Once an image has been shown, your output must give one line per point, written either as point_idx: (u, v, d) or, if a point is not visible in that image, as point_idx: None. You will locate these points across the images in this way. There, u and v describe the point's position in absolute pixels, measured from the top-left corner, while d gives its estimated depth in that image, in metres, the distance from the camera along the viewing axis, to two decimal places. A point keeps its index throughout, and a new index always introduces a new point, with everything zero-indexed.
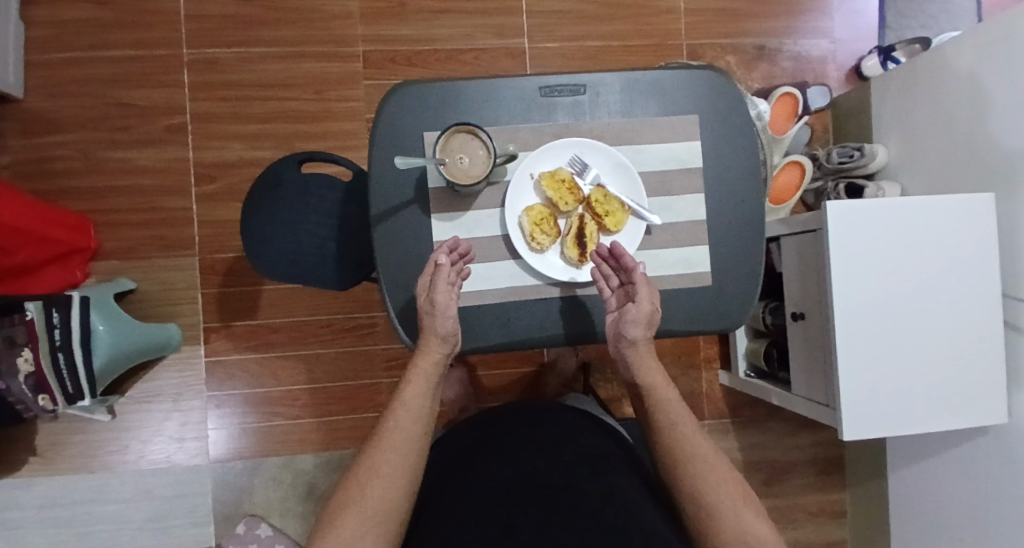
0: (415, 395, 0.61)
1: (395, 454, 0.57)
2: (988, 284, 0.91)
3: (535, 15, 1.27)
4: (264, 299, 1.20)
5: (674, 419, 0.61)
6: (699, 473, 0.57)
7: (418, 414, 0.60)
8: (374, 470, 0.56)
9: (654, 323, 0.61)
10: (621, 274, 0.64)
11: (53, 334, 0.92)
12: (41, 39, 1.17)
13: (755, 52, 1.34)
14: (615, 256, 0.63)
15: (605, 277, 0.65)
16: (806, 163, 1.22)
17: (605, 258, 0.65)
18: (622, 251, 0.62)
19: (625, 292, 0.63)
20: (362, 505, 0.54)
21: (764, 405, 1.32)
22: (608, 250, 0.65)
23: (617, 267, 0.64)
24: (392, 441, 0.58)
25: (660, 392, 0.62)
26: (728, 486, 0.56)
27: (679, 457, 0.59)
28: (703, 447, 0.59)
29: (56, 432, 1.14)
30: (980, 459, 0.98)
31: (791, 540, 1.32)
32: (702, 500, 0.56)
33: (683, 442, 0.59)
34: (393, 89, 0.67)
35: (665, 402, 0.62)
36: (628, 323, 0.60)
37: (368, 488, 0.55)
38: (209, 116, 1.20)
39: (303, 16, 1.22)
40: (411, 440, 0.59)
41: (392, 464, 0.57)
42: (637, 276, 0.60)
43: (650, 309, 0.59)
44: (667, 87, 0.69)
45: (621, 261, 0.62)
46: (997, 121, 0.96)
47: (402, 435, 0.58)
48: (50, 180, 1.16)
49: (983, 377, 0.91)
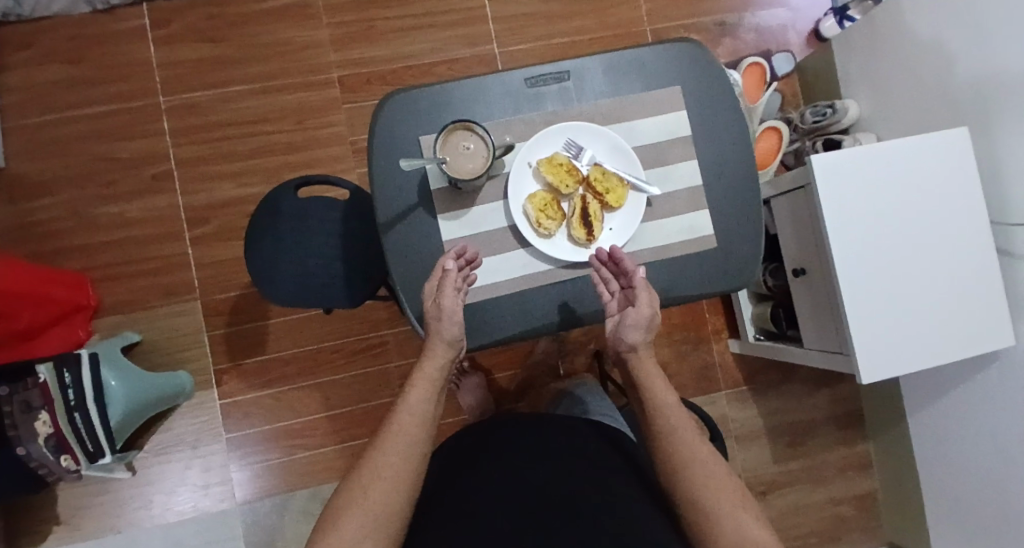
0: (420, 399, 0.59)
1: (398, 456, 0.55)
2: (979, 213, 0.94)
3: (501, 21, 1.30)
4: (271, 333, 1.19)
5: (673, 423, 0.60)
6: (698, 479, 0.56)
7: (422, 418, 0.58)
8: (377, 472, 0.54)
9: (654, 327, 0.63)
10: (622, 278, 0.65)
11: (66, 392, 0.92)
12: (15, 104, 1.16)
13: (717, 28, 1.38)
14: (614, 259, 0.64)
15: (605, 281, 0.66)
16: (782, 128, 1.26)
17: (604, 262, 0.65)
18: (621, 255, 0.62)
19: (626, 296, 0.64)
20: (363, 507, 0.52)
21: (776, 368, 1.34)
22: (606, 254, 0.65)
23: (617, 271, 0.65)
24: (396, 442, 0.56)
25: (658, 396, 0.62)
26: (726, 492, 0.55)
27: (676, 461, 0.58)
28: (701, 451, 0.58)
29: (77, 496, 1.11)
30: (994, 387, 1.01)
31: (823, 498, 1.33)
32: (700, 506, 0.55)
33: (680, 446, 0.58)
34: (384, 99, 0.68)
35: (665, 406, 0.62)
36: (628, 328, 0.62)
37: (370, 489, 0.53)
38: (193, 159, 1.20)
39: (275, 50, 1.23)
40: (415, 443, 0.57)
41: (396, 467, 0.55)
42: (637, 280, 0.62)
43: (650, 313, 0.61)
44: (647, 64, 0.72)
45: (621, 265, 0.63)
46: (961, 61, 1.02)
47: (406, 438, 0.57)
48: (40, 243, 1.15)
49: (988, 304, 0.93)
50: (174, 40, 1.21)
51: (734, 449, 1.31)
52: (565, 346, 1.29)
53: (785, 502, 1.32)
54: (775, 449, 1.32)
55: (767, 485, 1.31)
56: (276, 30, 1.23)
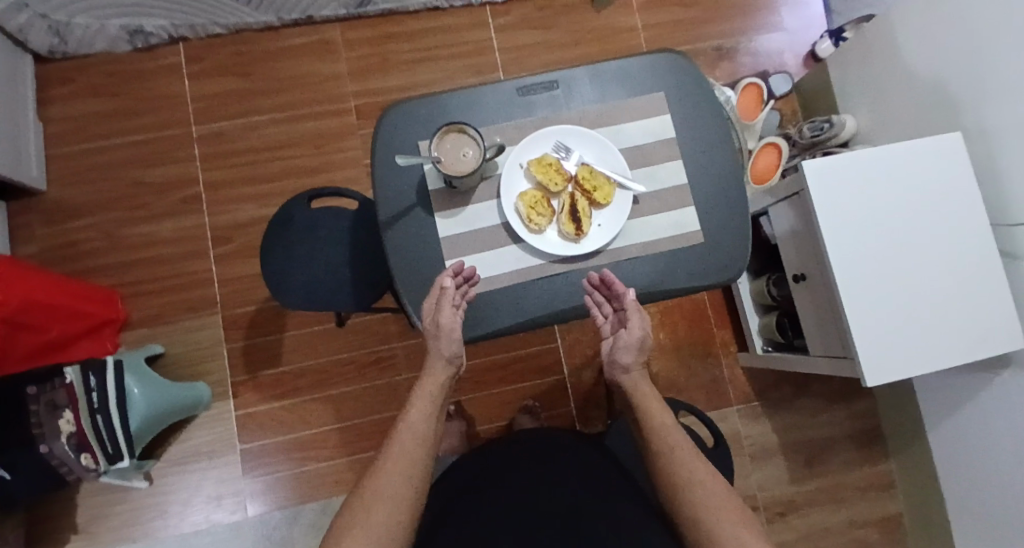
0: (420, 417, 0.63)
1: (399, 475, 0.58)
2: (979, 214, 0.94)
3: (507, 52, 1.39)
4: (286, 346, 1.24)
5: (669, 443, 0.62)
6: (697, 498, 0.56)
7: (422, 435, 0.62)
8: (378, 493, 0.56)
9: (646, 348, 0.68)
10: (614, 301, 0.70)
11: (91, 396, 0.98)
12: (60, 135, 1.28)
13: (715, 52, 1.44)
14: (606, 284, 0.69)
15: (598, 305, 0.71)
16: (781, 144, 1.29)
17: (596, 286, 0.70)
18: (612, 280, 0.67)
19: (618, 318, 0.70)
20: (367, 526, 0.54)
21: (789, 382, 1.32)
22: (598, 279, 0.69)
23: (609, 294, 0.70)
24: (397, 463, 0.59)
25: (655, 416, 0.65)
26: (727, 510, 0.55)
27: (676, 480, 0.58)
28: (700, 471, 0.59)
29: (95, 505, 1.15)
30: (1014, 392, 0.98)
31: (846, 520, 1.27)
32: (700, 525, 0.55)
33: (678, 465, 0.59)
34: (386, 110, 0.74)
35: (662, 428, 0.64)
36: (622, 349, 0.68)
37: (373, 509, 0.55)
38: (220, 183, 1.29)
39: (298, 83, 1.33)
40: (415, 463, 0.59)
41: (397, 487, 0.57)
42: (628, 303, 0.67)
43: (641, 334, 0.67)
44: (630, 72, 0.77)
45: (612, 289, 0.68)
46: (951, 70, 1.05)
47: (406, 457, 0.59)
48: (77, 261, 1.24)
49: (995, 306, 0.92)
50: (206, 76, 1.32)
51: (748, 466, 1.27)
52: (571, 359, 1.29)
53: (805, 523, 1.26)
54: (791, 467, 1.28)
55: (785, 505, 1.27)
56: (299, 64, 1.34)
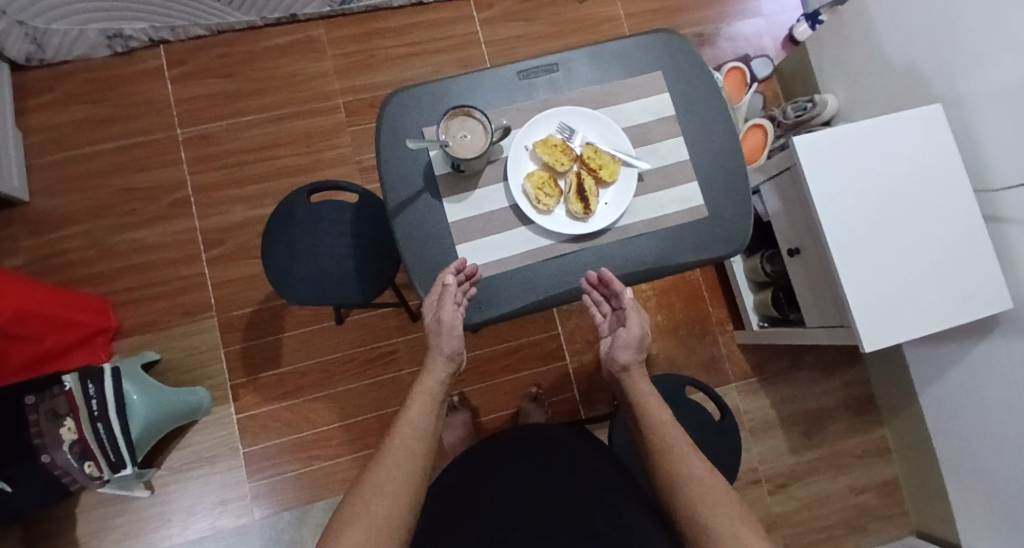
0: (421, 413, 0.62)
1: (399, 470, 0.57)
2: (962, 183, 0.98)
3: (492, 44, 1.39)
4: (286, 346, 1.23)
5: (669, 440, 0.61)
6: (697, 496, 0.56)
7: (423, 431, 0.61)
8: (379, 487, 0.55)
9: (643, 347, 0.68)
10: (612, 300, 0.71)
11: (91, 404, 0.96)
12: (39, 143, 1.24)
13: (696, 39, 1.46)
14: (603, 282, 0.69)
15: (597, 303, 0.72)
16: (767, 124, 1.32)
17: (594, 286, 0.71)
18: (610, 279, 0.68)
19: (616, 316, 0.71)
20: (366, 520, 0.52)
21: (784, 356, 1.35)
22: (596, 277, 0.70)
23: (607, 293, 0.71)
24: (397, 458, 0.57)
25: (653, 412, 0.65)
26: (726, 507, 0.55)
27: (676, 478, 0.58)
28: (698, 468, 0.58)
29: (97, 519, 1.12)
30: (1005, 352, 1.02)
31: (846, 487, 1.31)
32: (699, 521, 0.54)
33: (677, 462, 0.59)
34: (389, 97, 0.74)
35: (660, 425, 0.63)
36: (620, 347, 0.68)
37: (372, 504, 0.53)
38: (208, 185, 1.27)
39: (284, 82, 1.32)
40: (415, 458, 0.58)
41: (397, 481, 0.56)
42: (626, 302, 0.68)
43: (640, 331, 0.67)
44: (627, 52, 0.78)
45: (610, 288, 0.69)
46: (925, 48, 1.09)
47: (406, 451, 0.58)
48: (63, 271, 1.20)
49: (981, 269, 0.95)
50: (189, 79, 1.29)
51: (749, 441, 1.30)
52: (572, 345, 1.31)
53: (807, 493, 1.30)
54: (790, 439, 1.31)
55: (787, 477, 1.30)
56: (284, 62, 1.32)
